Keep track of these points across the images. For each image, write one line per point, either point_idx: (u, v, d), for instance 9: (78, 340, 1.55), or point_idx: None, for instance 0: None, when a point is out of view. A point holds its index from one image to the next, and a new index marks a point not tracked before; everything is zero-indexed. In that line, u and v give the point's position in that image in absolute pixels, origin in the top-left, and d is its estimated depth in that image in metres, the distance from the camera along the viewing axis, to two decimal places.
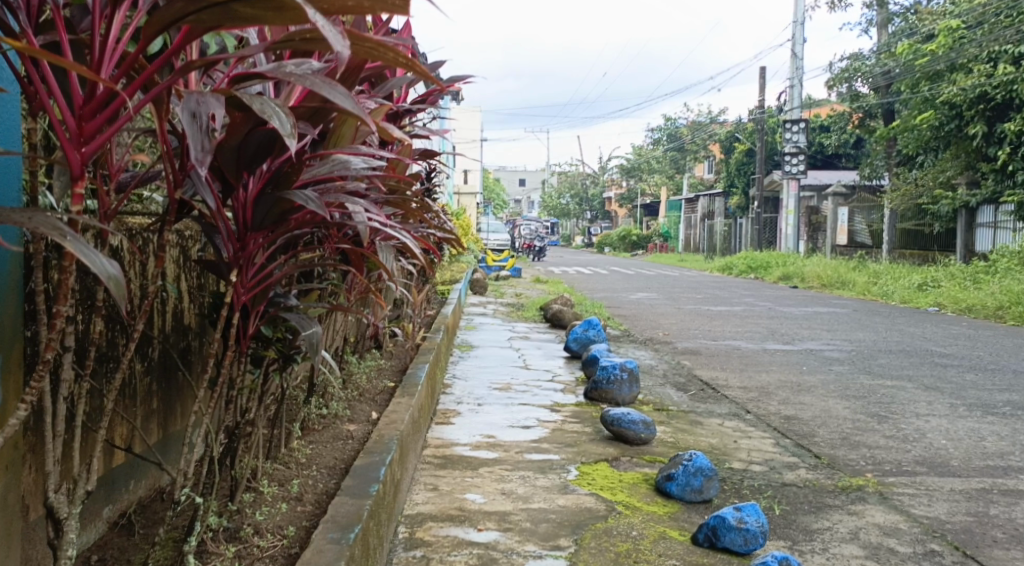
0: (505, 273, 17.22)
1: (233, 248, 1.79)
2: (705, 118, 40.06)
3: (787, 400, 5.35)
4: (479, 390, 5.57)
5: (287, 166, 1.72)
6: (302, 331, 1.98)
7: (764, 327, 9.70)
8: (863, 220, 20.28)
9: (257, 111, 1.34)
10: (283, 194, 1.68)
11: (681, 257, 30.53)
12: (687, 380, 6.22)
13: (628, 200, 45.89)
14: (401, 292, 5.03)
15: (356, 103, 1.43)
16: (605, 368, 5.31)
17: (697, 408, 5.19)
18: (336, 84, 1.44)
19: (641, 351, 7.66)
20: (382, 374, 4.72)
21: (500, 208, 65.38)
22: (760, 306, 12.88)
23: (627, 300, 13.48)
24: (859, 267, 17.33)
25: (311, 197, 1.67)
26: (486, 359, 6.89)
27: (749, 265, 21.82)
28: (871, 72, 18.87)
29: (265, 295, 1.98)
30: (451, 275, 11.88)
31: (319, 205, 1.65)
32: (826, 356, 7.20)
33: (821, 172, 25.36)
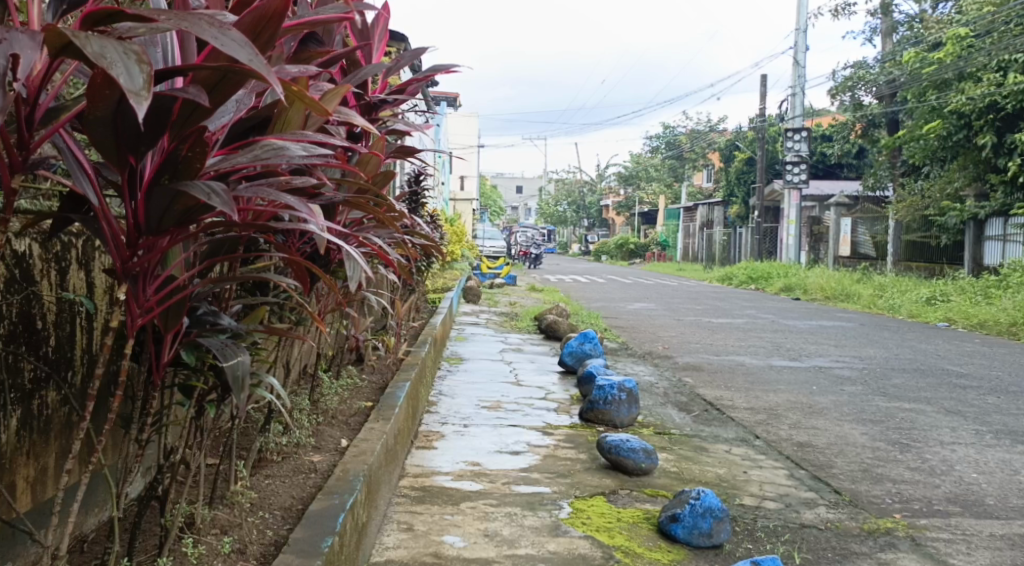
0: (500, 281, 16.81)
1: (122, 259, 1.44)
2: (705, 127, 39.80)
3: (798, 424, 4.97)
4: (466, 409, 5.18)
5: (188, 152, 1.39)
6: (222, 363, 1.60)
7: (768, 341, 9.31)
8: (866, 231, 19.95)
9: (96, 57, 1.12)
10: (179, 187, 1.35)
11: (679, 267, 30.18)
12: (690, 400, 5.83)
13: (625, 208, 45.54)
14: (382, 302, 4.64)
15: (260, 56, 1.18)
16: (601, 387, 4.90)
17: (701, 432, 4.80)
18: (230, 30, 1.20)
19: (640, 366, 7.27)
20: (360, 392, 4.33)
21: (496, 215, 65.00)
22: (762, 318, 12.50)
23: (625, 311, 13.09)
24: (862, 280, 16.99)
25: (217, 191, 1.34)
26: (475, 374, 6.50)
27: (749, 275, 21.47)
28: (876, 81, 18.58)
29: (180, 315, 1.61)
30: (443, 283, 11.49)
31: (226, 203, 1.31)
32: (837, 375, 6.83)
33: (823, 182, 25.07)
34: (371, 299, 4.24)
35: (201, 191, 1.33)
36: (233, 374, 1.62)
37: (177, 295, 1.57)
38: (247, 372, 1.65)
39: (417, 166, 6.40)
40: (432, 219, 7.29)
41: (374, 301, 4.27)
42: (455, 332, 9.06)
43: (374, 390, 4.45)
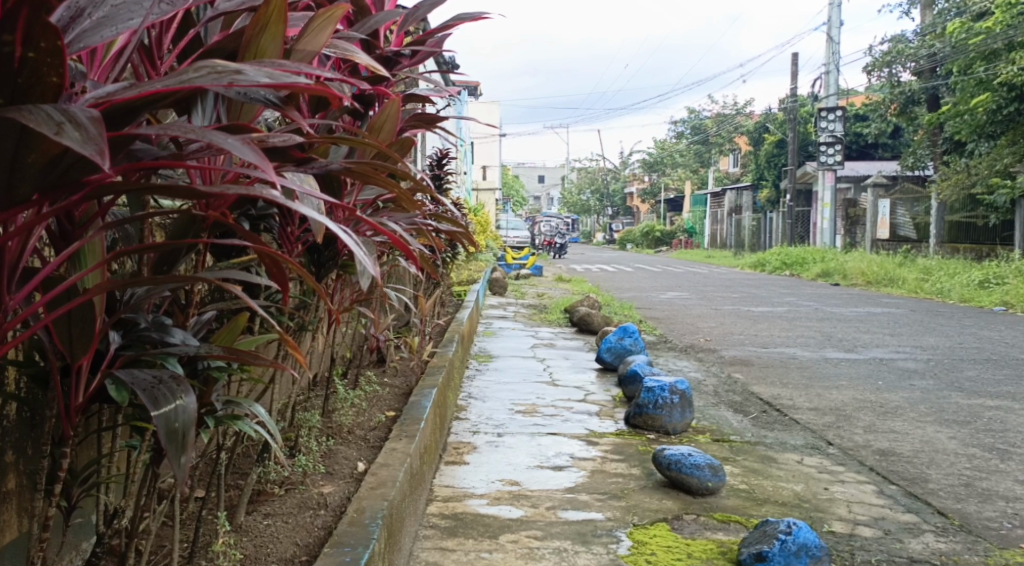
0: (525, 271, 16.30)
1: None
2: (731, 110, 39.17)
3: (874, 428, 4.43)
4: (499, 413, 4.68)
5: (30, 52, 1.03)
6: (153, 410, 1.21)
7: (818, 331, 8.77)
8: (907, 212, 19.31)
9: None
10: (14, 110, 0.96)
11: (708, 253, 29.54)
12: (745, 400, 5.29)
13: (650, 195, 44.85)
14: (402, 297, 4.15)
15: None
16: (650, 389, 4.36)
17: (765, 438, 4.27)
18: None
19: (683, 361, 6.74)
20: (381, 401, 3.82)
21: (518, 204, 64.39)
22: (805, 306, 11.95)
23: (657, 301, 12.53)
24: (905, 263, 16.39)
25: (85, 119, 0.95)
26: (505, 374, 5.97)
27: (783, 260, 20.83)
28: (915, 55, 17.98)
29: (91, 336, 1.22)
30: (468, 275, 11.00)
31: (92, 148, 0.92)
32: (902, 369, 6.30)
33: (858, 163, 24.44)
34: (390, 295, 3.76)
35: (50, 121, 0.94)
36: (168, 425, 1.22)
37: (77, 301, 1.17)
38: (191, 419, 1.24)
39: (440, 149, 5.92)
40: (455, 207, 6.79)
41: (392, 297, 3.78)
42: (482, 327, 8.57)
43: (397, 397, 3.95)
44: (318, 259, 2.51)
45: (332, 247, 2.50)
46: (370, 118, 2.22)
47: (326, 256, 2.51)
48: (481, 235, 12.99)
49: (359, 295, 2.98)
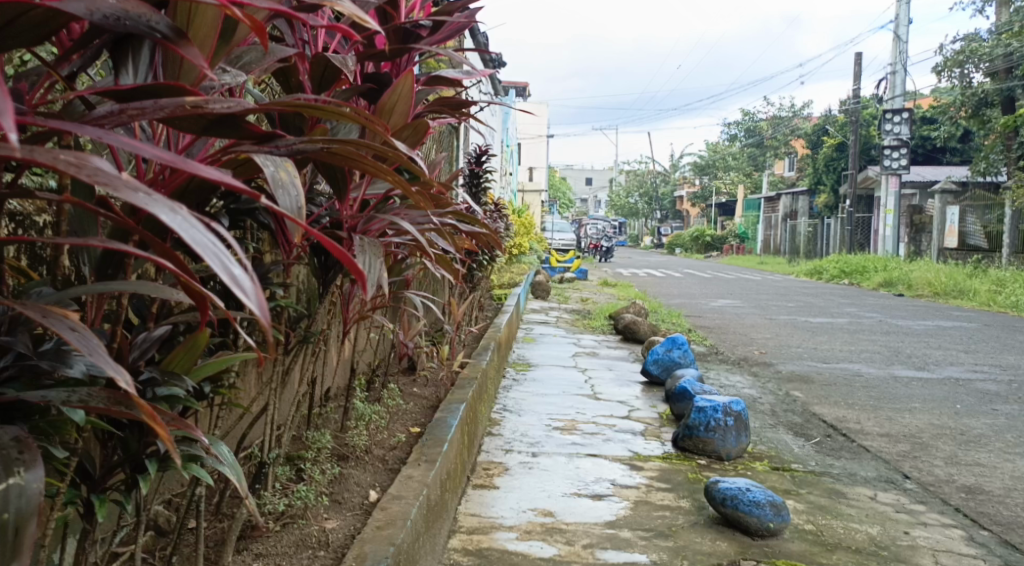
0: (571, 274, 15.91)
1: None
2: (788, 113, 38.47)
3: (955, 460, 3.99)
4: (535, 430, 4.30)
5: None
6: None
7: (882, 345, 8.27)
8: (977, 220, 18.55)
9: None
10: None
11: (762, 260, 28.81)
12: (806, 422, 4.86)
13: (701, 199, 44.03)
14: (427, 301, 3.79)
15: None
16: (701, 409, 3.96)
17: (830, 467, 3.85)
18: None
19: (736, 376, 6.30)
20: (405, 416, 3.46)
21: (567, 206, 63.95)
22: (866, 317, 11.44)
23: (708, 308, 12.04)
24: (975, 274, 15.69)
25: None
26: (543, 384, 5.60)
27: (841, 268, 20.16)
28: (990, 55, 17.30)
29: None
30: (510, 277, 10.65)
31: None
32: (979, 391, 5.84)
33: (924, 168, 23.69)
34: (415, 297, 3.44)
35: None
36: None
37: None
38: (31, 507, 1.03)
39: (480, 144, 5.61)
40: (496, 208, 6.46)
41: (418, 301, 3.46)
42: (522, 332, 8.21)
43: (423, 413, 3.58)
44: (323, 262, 2.18)
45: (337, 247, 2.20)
46: (378, 99, 1.88)
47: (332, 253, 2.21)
48: (526, 236, 12.63)
49: (374, 299, 2.65)
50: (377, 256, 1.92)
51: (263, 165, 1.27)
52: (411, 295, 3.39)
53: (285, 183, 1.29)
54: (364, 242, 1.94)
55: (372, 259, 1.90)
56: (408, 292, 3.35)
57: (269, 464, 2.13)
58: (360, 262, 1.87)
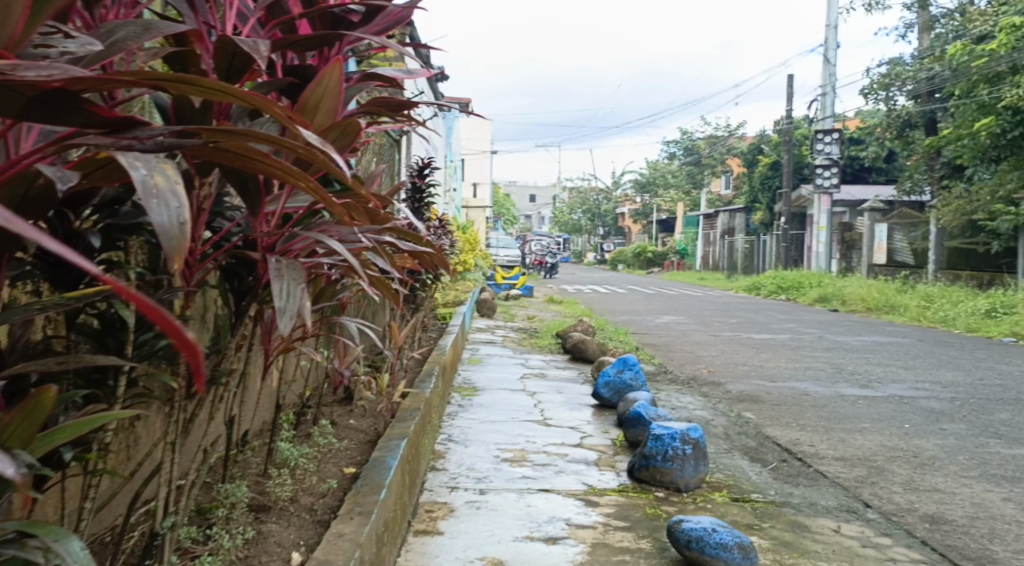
0: (515, 292, 15.75)
1: None
2: (723, 131, 39.09)
3: (913, 486, 3.88)
4: (482, 463, 4.07)
5: None
6: None
7: (827, 363, 8.25)
8: (904, 237, 18.94)
9: None
10: None
11: (700, 276, 29.07)
12: (761, 446, 4.72)
13: (641, 216, 44.39)
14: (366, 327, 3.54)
15: None
16: (658, 438, 3.77)
17: (790, 496, 3.70)
18: None
19: (686, 397, 6.15)
20: (339, 457, 3.21)
21: (508, 222, 63.91)
22: (807, 333, 11.47)
23: (653, 325, 11.96)
24: (905, 289, 15.97)
25: None
26: (491, 410, 5.38)
27: (778, 284, 20.42)
28: (915, 77, 17.74)
29: None
30: (455, 296, 10.43)
31: None
32: (927, 409, 5.79)
33: (855, 186, 24.23)
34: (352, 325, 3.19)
35: None
36: None
37: None
38: None
39: (423, 158, 5.40)
40: (439, 225, 6.24)
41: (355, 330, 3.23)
42: (468, 353, 7.98)
43: (360, 453, 3.33)
44: (238, 288, 1.97)
45: (254, 272, 1.95)
46: (301, 93, 1.66)
47: (247, 280, 1.97)
48: (470, 254, 12.43)
49: (300, 331, 2.42)
50: (299, 281, 1.66)
51: (131, 168, 1.10)
52: (345, 322, 3.15)
53: (164, 193, 1.11)
54: (284, 266, 1.67)
55: (292, 286, 1.64)
56: (341, 320, 3.10)
57: (163, 535, 1.79)
58: (278, 288, 1.62)
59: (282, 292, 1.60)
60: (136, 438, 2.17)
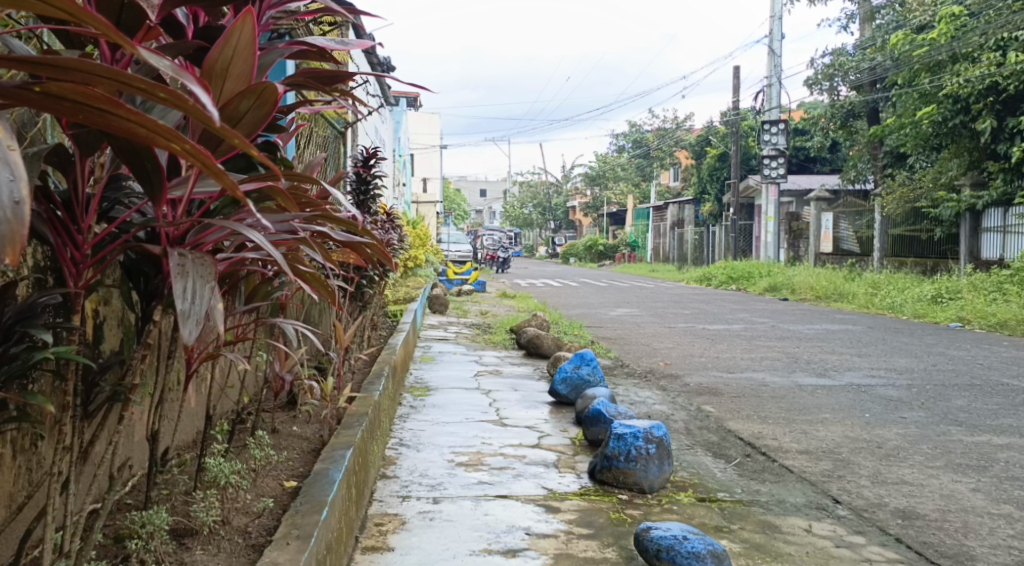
0: (467, 287, 15.56)
1: None
2: (671, 123, 39.27)
3: (881, 479, 3.76)
4: (435, 469, 3.86)
5: None
6: None
7: (782, 352, 8.18)
8: (849, 226, 19.13)
9: None
10: None
11: (651, 268, 29.15)
12: (724, 441, 4.58)
13: (592, 209, 44.39)
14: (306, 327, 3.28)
15: None
16: (620, 437, 3.61)
17: (758, 494, 3.56)
18: None
19: (645, 392, 6.02)
20: (276, 476, 2.98)
21: (459, 218, 63.56)
22: (760, 323, 11.45)
23: (607, 318, 11.84)
24: (853, 277, 16.11)
25: None
26: (445, 410, 5.17)
27: (728, 275, 20.52)
28: (857, 68, 17.91)
29: None
30: (406, 292, 10.19)
31: None
32: (886, 397, 5.73)
33: (801, 177, 24.49)
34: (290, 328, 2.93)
35: None
36: None
37: None
38: None
39: (368, 148, 5.16)
40: (387, 220, 6.00)
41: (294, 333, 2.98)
42: (420, 351, 7.75)
43: (300, 471, 3.09)
44: (144, 288, 1.79)
45: (159, 271, 1.76)
46: (208, 55, 1.57)
47: (154, 275, 1.78)
48: (421, 249, 12.18)
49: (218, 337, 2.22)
50: (209, 279, 1.48)
51: None
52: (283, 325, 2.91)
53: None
54: (188, 262, 1.49)
55: (200, 284, 1.47)
56: (279, 323, 2.87)
57: None
58: (179, 289, 1.43)
59: (185, 291, 1.43)
60: (38, 457, 1.98)
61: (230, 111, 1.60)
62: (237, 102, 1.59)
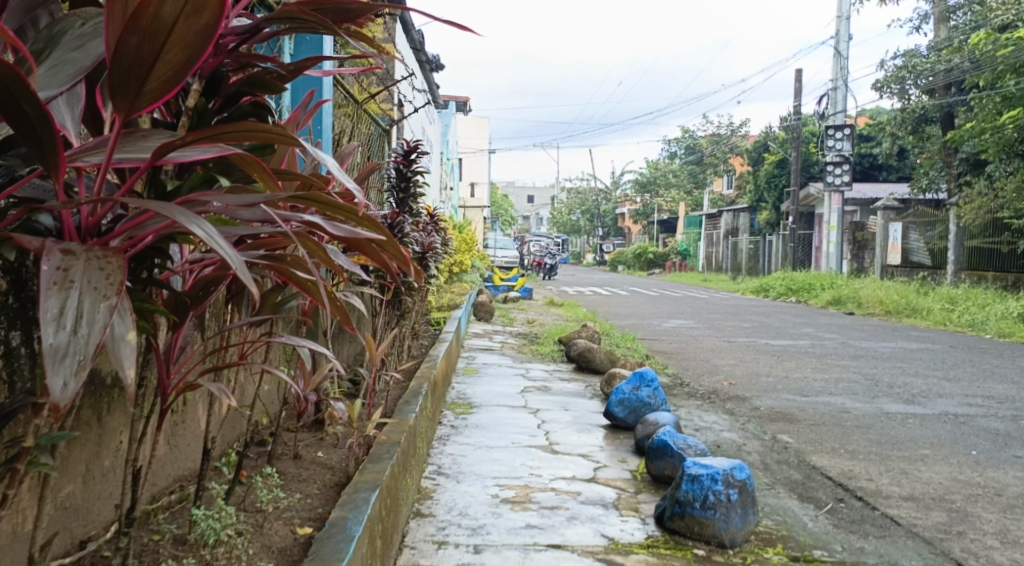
0: (514, 293, 15.03)
1: None
2: (726, 130, 38.51)
3: (1013, 539, 3.14)
4: (477, 506, 3.31)
5: None
6: None
7: (859, 374, 7.52)
8: (919, 237, 18.29)
9: None
10: None
11: (705, 277, 28.41)
12: (811, 481, 3.97)
13: (642, 216, 43.64)
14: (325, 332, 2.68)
15: None
16: (695, 479, 3.03)
17: (862, 552, 2.96)
18: None
19: (709, 416, 5.44)
20: (289, 520, 2.38)
21: (507, 223, 63.11)
22: (827, 339, 10.76)
23: (661, 330, 11.24)
24: (925, 292, 15.30)
25: None
26: (489, 432, 4.64)
27: (787, 286, 19.73)
28: (931, 71, 17.11)
29: None
30: (450, 298, 9.68)
31: None
32: (989, 432, 5.08)
33: (865, 186, 23.61)
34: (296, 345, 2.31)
35: None
36: None
37: None
38: None
39: (409, 140, 4.65)
40: (430, 222, 5.50)
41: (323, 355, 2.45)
42: (463, 362, 7.22)
43: (320, 514, 2.47)
44: None
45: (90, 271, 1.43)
46: None
47: None
48: (466, 254, 11.69)
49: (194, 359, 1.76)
50: (106, 296, 1.20)
51: None
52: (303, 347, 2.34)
53: None
54: (76, 266, 1.22)
55: (90, 301, 1.19)
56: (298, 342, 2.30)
57: None
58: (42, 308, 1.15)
59: (61, 312, 1.16)
60: None
61: (148, 20, 1.26)
62: (156, 4, 1.23)
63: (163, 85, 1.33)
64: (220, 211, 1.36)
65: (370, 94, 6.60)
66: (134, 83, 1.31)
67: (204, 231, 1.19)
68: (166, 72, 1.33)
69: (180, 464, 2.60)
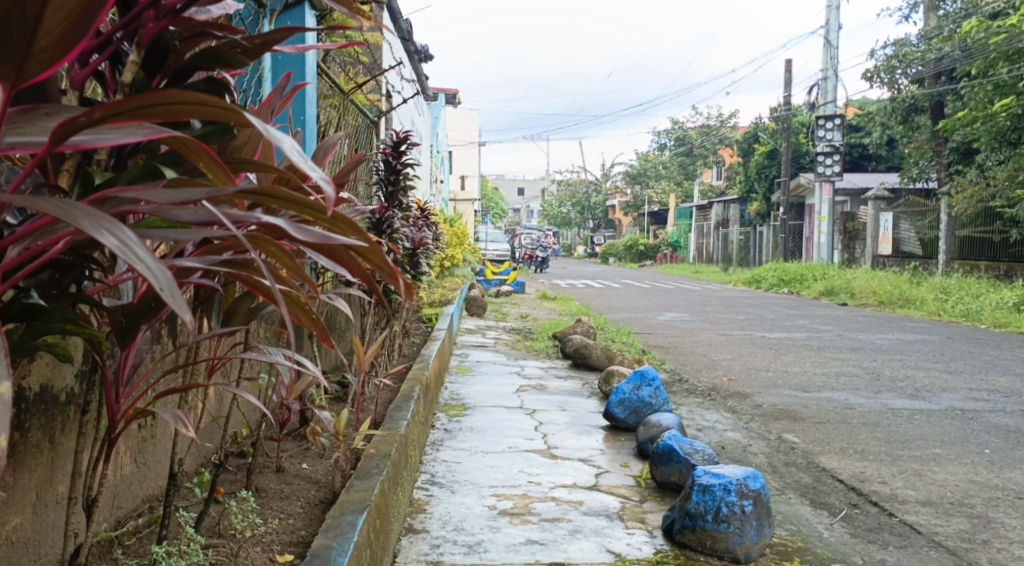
0: (506, 287, 14.85)
1: None
2: (715, 121, 38.39)
3: None
4: (473, 520, 3.12)
5: None
6: None
7: (860, 368, 7.36)
8: (910, 226, 18.19)
9: None
10: None
11: (695, 269, 28.27)
12: (822, 485, 3.80)
13: (632, 208, 43.51)
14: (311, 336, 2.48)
15: None
16: (706, 490, 2.86)
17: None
18: None
19: (711, 415, 5.27)
20: (266, 550, 2.20)
21: (496, 216, 62.89)
22: (823, 331, 10.62)
23: (656, 323, 11.08)
24: (918, 282, 15.18)
25: None
26: (485, 435, 4.44)
27: (779, 277, 19.61)
28: (922, 59, 16.99)
29: None
30: (441, 294, 9.47)
31: None
32: (999, 429, 4.92)
33: (856, 175, 23.51)
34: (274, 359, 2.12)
35: None
36: None
37: None
38: None
39: (398, 131, 4.43)
40: (421, 217, 5.29)
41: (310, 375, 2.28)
42: (456, 360, 7.02)
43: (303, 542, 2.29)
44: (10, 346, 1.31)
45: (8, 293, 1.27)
46: None
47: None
48: (457, 248, 11.49)
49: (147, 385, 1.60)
50: None
51: None
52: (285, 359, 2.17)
53: None
54: None
55: None
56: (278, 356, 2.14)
57: None
58: None
59: None
60: None
61: None
62: None
63: (59, 38, 1.10)
64: (152, 209, 1.16)
65: (357, 86, 6.38)
66: (16, 33, 1.08)
67: (119, 239, 0.98)
68: (62, 22, 1.10)
69: (148, 483, 2.49)
